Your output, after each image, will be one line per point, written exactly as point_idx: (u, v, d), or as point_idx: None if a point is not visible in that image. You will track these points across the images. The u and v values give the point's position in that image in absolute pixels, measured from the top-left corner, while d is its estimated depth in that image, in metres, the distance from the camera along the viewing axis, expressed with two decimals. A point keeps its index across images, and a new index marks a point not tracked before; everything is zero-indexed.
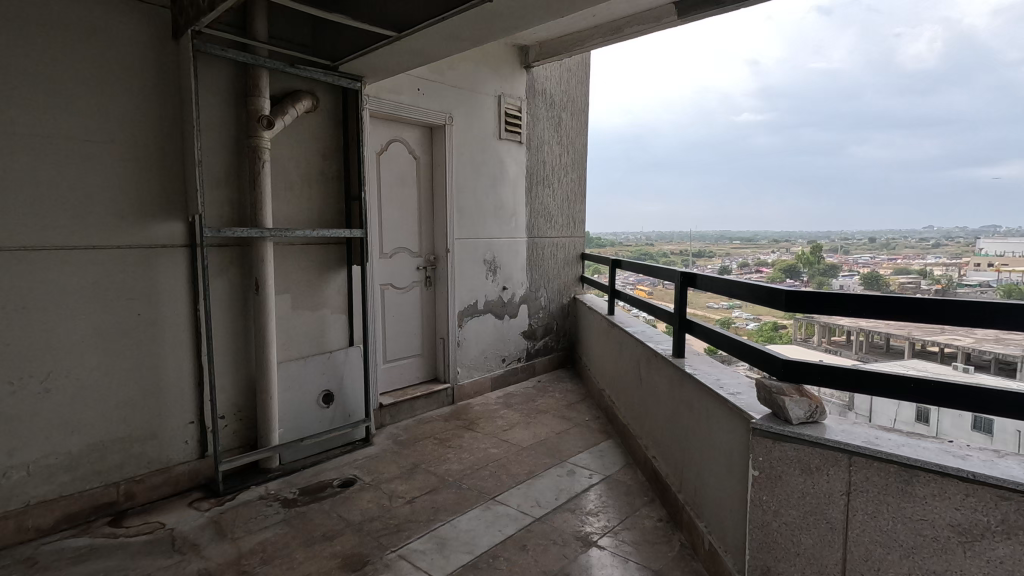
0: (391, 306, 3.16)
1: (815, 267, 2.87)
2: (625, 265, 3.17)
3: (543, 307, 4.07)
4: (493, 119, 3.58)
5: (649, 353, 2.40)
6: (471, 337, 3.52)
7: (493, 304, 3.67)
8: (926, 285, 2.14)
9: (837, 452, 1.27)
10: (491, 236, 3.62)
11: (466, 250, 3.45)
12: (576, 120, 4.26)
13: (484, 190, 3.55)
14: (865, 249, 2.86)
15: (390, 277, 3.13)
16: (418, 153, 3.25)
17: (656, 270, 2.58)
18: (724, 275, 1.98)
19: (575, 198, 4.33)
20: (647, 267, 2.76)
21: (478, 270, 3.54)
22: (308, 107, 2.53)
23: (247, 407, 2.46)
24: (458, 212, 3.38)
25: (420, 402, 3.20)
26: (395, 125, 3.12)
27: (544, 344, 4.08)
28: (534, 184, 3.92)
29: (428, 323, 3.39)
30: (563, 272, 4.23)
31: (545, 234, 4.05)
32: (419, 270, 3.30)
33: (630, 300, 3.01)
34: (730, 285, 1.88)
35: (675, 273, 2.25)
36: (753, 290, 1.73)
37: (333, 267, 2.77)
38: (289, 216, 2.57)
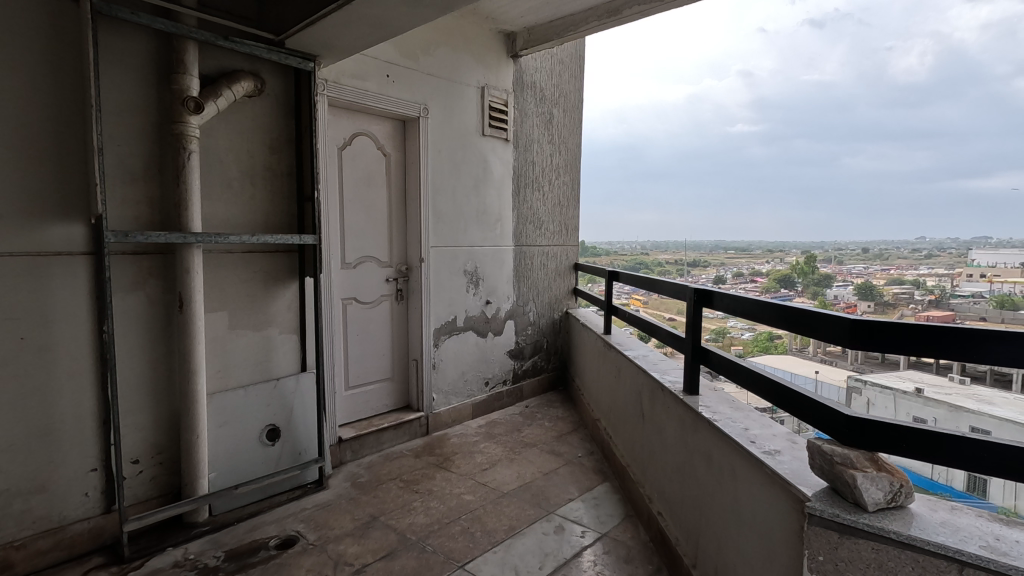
0: (354, 323, 2.75)
1: (809, 275, 2.81)
2: (623, 278, 2.77)
3: (532, 323, 3.67)
4: (476, 113, 3.19)
5: (654, 385, 2.00)
6: (449, 357, 3.11)
7: (475, 320, 3.26)
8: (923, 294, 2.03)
9: (941, 561, 0.86)
10: (472, 244, 3.21)
11: (443, 260, 3.05)
12: (570, 117, 3.87)
13: (464, 192, 3.15)
14: (858, 261, 2.78)
15: (353, 290, 2.73)
16: (388, 149, 2.87)
17: (660, 284, 2.20)
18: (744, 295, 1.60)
19: (569, 203, 3.94)
20: (648, 280, 2.37)
21: (457, 282, 3.14)
22: (249, 90, 2.13)
23: (170, 448, 2.04)
24: (434, 216, 2.98)
25: (387, 435, 2.79)
26: (359, 116, 2.73)
27: (532, 364, 3.67)
28: (522, 186, 3.53)
29: (399, 342, 2.99)
30: (554, 284, 3.83)
31: (535, 242, 3.65)
32: (388, 282, 2.90)
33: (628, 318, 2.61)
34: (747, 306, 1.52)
35: (683, 289, 1.86)
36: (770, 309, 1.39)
37: (283, 279, 2.37)
38: (226, 219, 2.16)
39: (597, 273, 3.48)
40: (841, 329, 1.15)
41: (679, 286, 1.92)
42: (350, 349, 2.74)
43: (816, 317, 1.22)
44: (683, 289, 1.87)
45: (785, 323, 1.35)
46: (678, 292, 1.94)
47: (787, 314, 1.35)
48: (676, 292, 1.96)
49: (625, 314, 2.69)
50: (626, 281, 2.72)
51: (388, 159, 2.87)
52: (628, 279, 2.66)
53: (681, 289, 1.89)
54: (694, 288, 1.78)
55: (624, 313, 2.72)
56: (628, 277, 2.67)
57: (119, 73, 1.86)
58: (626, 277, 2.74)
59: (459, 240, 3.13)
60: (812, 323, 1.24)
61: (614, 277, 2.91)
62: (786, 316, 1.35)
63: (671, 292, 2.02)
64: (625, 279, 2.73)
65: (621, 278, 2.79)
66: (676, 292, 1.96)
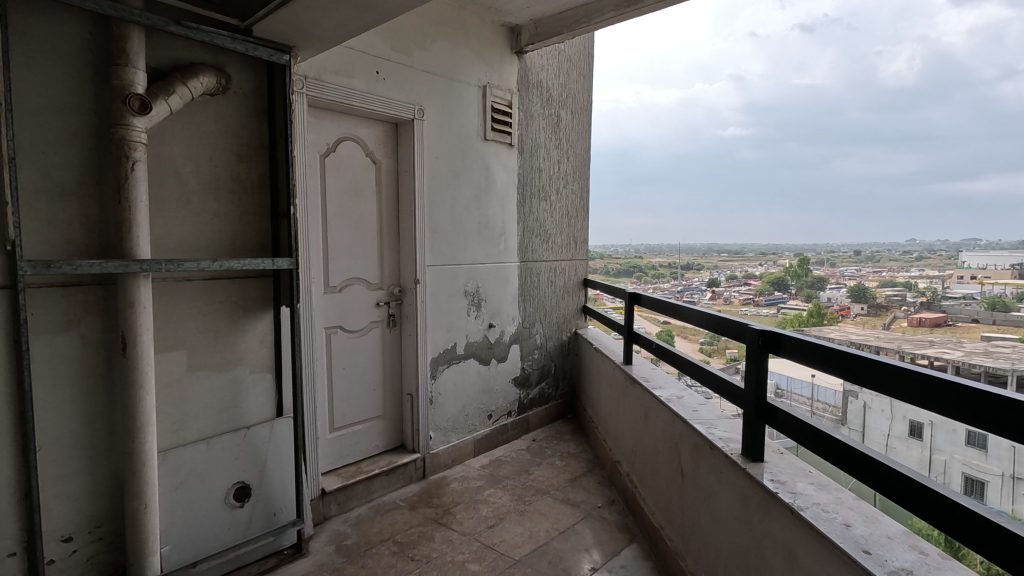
0: (340, 355, 2.40)
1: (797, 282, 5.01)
2: (648, 302, 2.43)
3: (539, 347, 3.33)
4: (477, 115, 2.85)
5: (699, 440, 1.67)
6: (448, 390, 2.77)
7: (477, 346, 2.92)
8: (916, 299, 3.64)
9: None
10: (472, 262, 2.87)
11: (442, 280, 2.70)
12: (579, 120, 3.55)
13: (463, 204, 2.80)
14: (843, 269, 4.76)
15: (339, 318, 2.39)
16: (379, 157, 2.53)
17: (703, 315, 1.87)
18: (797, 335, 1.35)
19: (578, 213, 3.61)
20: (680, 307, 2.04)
21: (456, 304, 2.79)
22: (209, 86, 1.78)
23: (113, 518, 1.69)
24: (430, 232, 2.64)
25: (379, 482, 2.45)
26: (345, 119, 2.39)
27: (540, 392, 3.34)
28: (527, 196, 3.19)
29: (392, 374, 2.65)
30: (562, 303, 3.50)
31: (541, 257, 3.32)
32: (379, 307, 2.56)
33: (657, 350, 2.27)
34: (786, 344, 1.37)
35: (740, 326, 1.54)
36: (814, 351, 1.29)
37: (255, 309, 2.01)
38: (185, 241, 1.81)
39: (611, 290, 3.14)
40: (920, 389, 1.01)
41: (733, 323, 1.59)
42: (335, 385, 2.39)
43: (891, 371, 1.07)
44: (740, 327, 1.55)
45: (851, 374, 1.19)
46: (732, 330, 1.61)
47: (848, 361, 1.20)
48: (729, 329, 1.63)
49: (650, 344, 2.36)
50: (652, 306, 2.39)
51: (378, 167, 2.53)
52: (656, 304, 2.33)
53: (739, 327, 1.56)
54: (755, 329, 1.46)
55: (649, 342, 2.38)
56: (657, 301, 2.34)
57: (45, 64, 1.51)
58: (651, 302, 2.40)
59: (458, 258, 2.78)
60: (884, 376, 1.09)
61: (636, 300, 2.56)
62: (849, 364, 1.20)
63: (722, 328, 1.69)
64: (651, 304, 2.39)
65: (646, 303, 2.45)
66: (728, 329, 1.63)
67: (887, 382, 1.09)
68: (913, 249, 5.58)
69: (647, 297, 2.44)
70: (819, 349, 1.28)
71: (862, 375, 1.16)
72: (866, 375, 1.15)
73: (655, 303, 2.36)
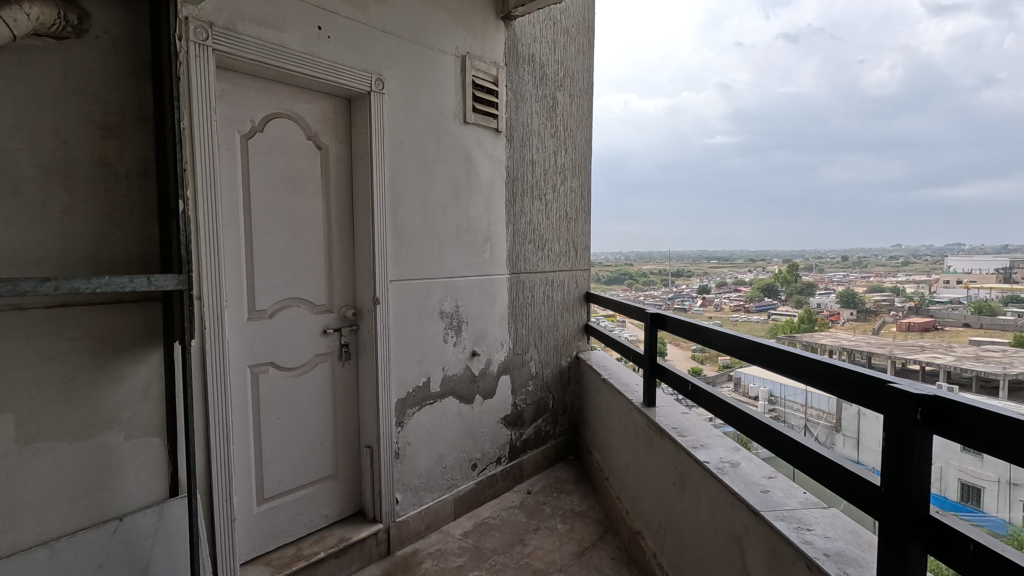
0: (272, 401, 1.81)
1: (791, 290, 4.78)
2: (680, 327, 1.88)
3: (534, 377, 2.75)
4: (455, 92, 2.28)
5: (782, 548, 1.09)
6: (420, 438, 2.18)
7: (457, 381, 2.34)
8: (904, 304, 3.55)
9: None
10: (447, 275, 2.28)
11: (410, 299, 2.12)
12: (579, 105, 2.99)
13: (436, 202, 2.23)
14: (846, 272, 4.45)
15: (271, 352, 1.80)
16: (324, 140, 1.95)
17: (757, 347, 1.41)
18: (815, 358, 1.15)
19: (579, 215, 3.03)
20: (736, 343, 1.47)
21: (428, 327, 2.20)
22: (39, 21, 1.18)
23: None
24: (392, 237, 2.04)
25: (326, 567, 1.85)
26: (277, 89, 1.81)
27: (535, 431, 2.76)
28: (517, 193, 2.62)
29: (346, 421, 2.05)
30: (561, 323, 2.92)
31: (536, 267, 2.74)
32: (327, 336, 1.97)
33: (693, 391, 1.72)
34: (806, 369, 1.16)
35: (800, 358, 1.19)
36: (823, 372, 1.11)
37: (132, 346, 1.42)
38: (13, 252, 1.22)
39: (619, 307, 2.55)
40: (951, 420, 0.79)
41: (802, 358, 1.19)
42: (265, 443, 1.79)
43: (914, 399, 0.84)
44: (810, 363, 1.17)
45: (847, 389, 1.03)
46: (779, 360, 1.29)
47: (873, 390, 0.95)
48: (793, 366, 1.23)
49: (683, 383, 1.79)
50: (687, 334, 1.83)
51: (325, 155, 1.96)
52: (695, 330, 1.77)
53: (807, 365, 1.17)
54: (827, 364, 1.10)
55: (683, 380, 1.81)
56: (697, 328, 1.78)
57: None
58: (684, 327, 1.85)
59: (429, 270, 2.20)
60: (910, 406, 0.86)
61: (658, 323, 1.99)
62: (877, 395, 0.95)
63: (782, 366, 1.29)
64: (683, 331, 1.85)
65: (676, 328, 1.91)
66: (790, 365, 1.25)
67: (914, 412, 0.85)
68: (909, 253, 5.27)
69: (676, 320, 1.89)
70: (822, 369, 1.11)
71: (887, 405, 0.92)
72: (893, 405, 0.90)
73: (693, 329, 1.80)
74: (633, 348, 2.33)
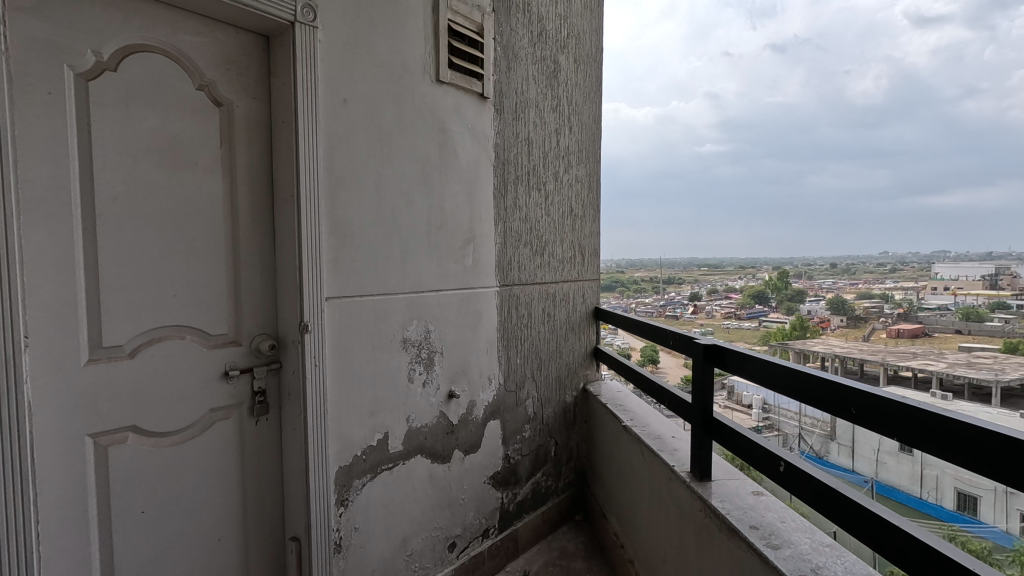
0: (133, 486, 1.18)
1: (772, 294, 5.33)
2: (749, 368, 1.27)
3: (531, 419, 2.13)
4: (423, 39, 1.67)
5: None
6: (373, 520, 1.55)
7: (429, 433, 1.71)
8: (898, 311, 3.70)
9: None
10: (410, 288, 1.65)
11: (358, 324, 1.49)
12: (585, 74, 2.39)
13: (397, 186, 1.60)
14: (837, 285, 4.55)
15: (133, 410, 1.17)
16: (226, 94, 1.33)
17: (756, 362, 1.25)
18: (825, 380, 1.04)
19: (586, 211, 2.42)
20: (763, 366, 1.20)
21: (384, 361, 1.57)
22: None
23: None
24: (329, 234, 1.41)
25: None
26: (145, 7, 1.18)
27: (532, 489, 2.14)
28: (510, 180, 2.01)
29: (262, 502, 1.42)
30: (564, 347, 2.30)
31: (533, 276, 2.12)
32: (230, 381, 1.34)
33: (792, 471, 1.09)
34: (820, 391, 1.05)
35: (815, 380, 1.06)
36: (836, 397, 1.01)
37: None
38: None
39: (640, 329, 1.93)
40: (988, 450, 0.74)
41: (818, 380, 1.05)
42: (119, 553, 1.16)
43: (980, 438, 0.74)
44: (826, 385, 1.04)
45: (868, 417, 0.95)
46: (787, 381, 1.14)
47: (902, 420, 0.87)
48: (808, 392, 1.09)
49: (772, 458, 1.16)
50: (762, 379, 1.22)
51: (228, 113, 1.34)
52: (782, 377, 1.16)
53: (824, 388, 1.04)
54: (843, 388, 0.99)
55: (769, 452, 1.16)
56: (777, 370, 1.17)
57: None
58: (756, 368, 1.24)
59: (384, 281, 1.56)
60: (959, 439, 0.78)
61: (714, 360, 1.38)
62: (916, 426, 0.85)
63: (797, 393, 1.13)
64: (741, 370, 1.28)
65: (741, 369, 1.30)
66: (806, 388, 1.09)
67: (952, 441, 0.79)
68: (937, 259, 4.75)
69: (742, 356, 1.28)
70: (837, 392, 1.01)
71: (922, 438, 0.84)
72: (931, 437, 0.82)
73: (760, 370, 1.25)
74: (665, 387, 1.70)
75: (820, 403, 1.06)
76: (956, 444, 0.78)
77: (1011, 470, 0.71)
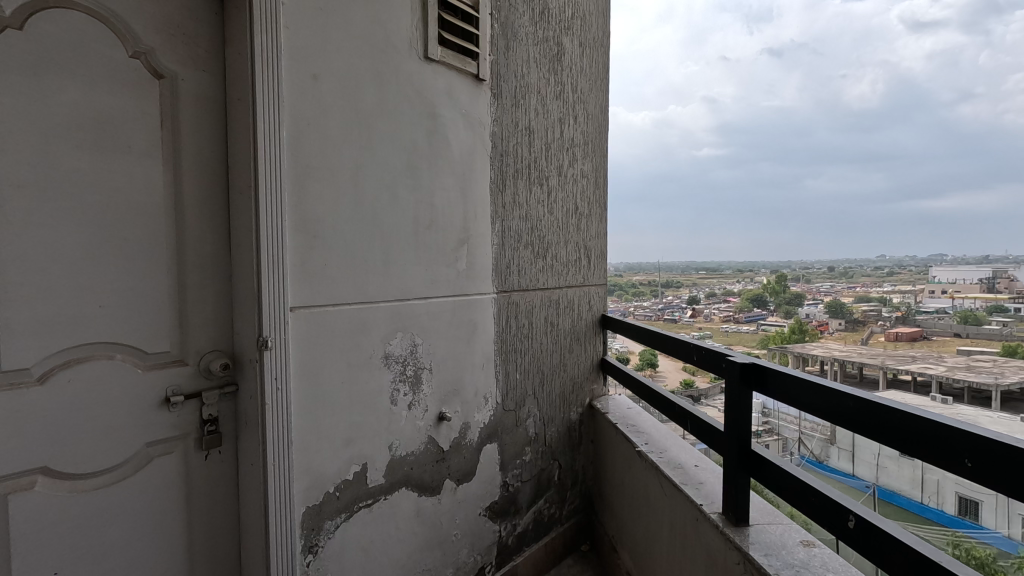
0: (43, 542, 0.95)
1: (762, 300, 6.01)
2: (801, 394, 1.04)
3: (533, 440, 1.92)
4: (410, 9, 1.45)
5: None
6: (349, 567, 1.32)
7: (416, 463, 1.49)
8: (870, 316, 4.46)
9: None
10: (394, 295, 1.42)
11: (330, 338, 1.27)
12: (591, 59, 2.17)
13: (378, 178, 1.38)
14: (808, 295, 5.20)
15: (44, 448, 0.94)
16: (169, 64, 1.11)
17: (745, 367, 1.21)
18: (812, 383, 1.00)
19: (593, 210, 2.21)
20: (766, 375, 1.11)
21: (363, 381, 1.35)
22: None
23: None
24: (294, 232, 1.20)
25: None
26: None
27: (533, 518, 1.92)
28: (508, 173, 1.79)
29: (213, 552, 1.19)
30: (568, 360, 2.07)
31: (535, 281, 1.91)
32: (175, 409, 1.12)
33: (865, 528, 0.86)
34: (809, 395, 1.01)
35: (880, 407, 0.85)
36: (823, 400, 0.98)
37: None
38: None
39: (655, 340, 1.71)
40: (970, 453, 0.71)
41: (805, 384, 1.02)
42: None
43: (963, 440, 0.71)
44: (813, 388, 1.00)
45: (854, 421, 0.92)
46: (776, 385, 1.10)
47: (887, 423, 0.84)
48: (871, 421, 0.88)
49: (838, 510, 0.92)
50: (820, 412, 0.99)
51: (171, 87, 1.11)
52: (849, 412, 0.92)
53: (895, 421, 0.83)
54: (830, 392, 0.96)
55: (830, 501, 0.94)
56: (842, 402, 0.93)
57: None
58: (811, 397, 1.01)
59: (362, 287, 1.34)
60: (941, 441, 0.75)
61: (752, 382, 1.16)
62: (899, 428, 0.82)
63: (858, 425, 0.91)
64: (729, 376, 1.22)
65: (788, 396, 1.07)
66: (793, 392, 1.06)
67: (992, 471, 0.68)
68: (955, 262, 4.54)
69: (790, 380, 1.05)
70: (824, 396, 0.97)
71: (906, 441, 0.81)
72: (914, 440, 0.79)
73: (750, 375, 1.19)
74: (688, 409, 1.48)
75: (889, 436, 0.85)
76: (956, 454, 0.73)
77: (993, 473, 0.68)
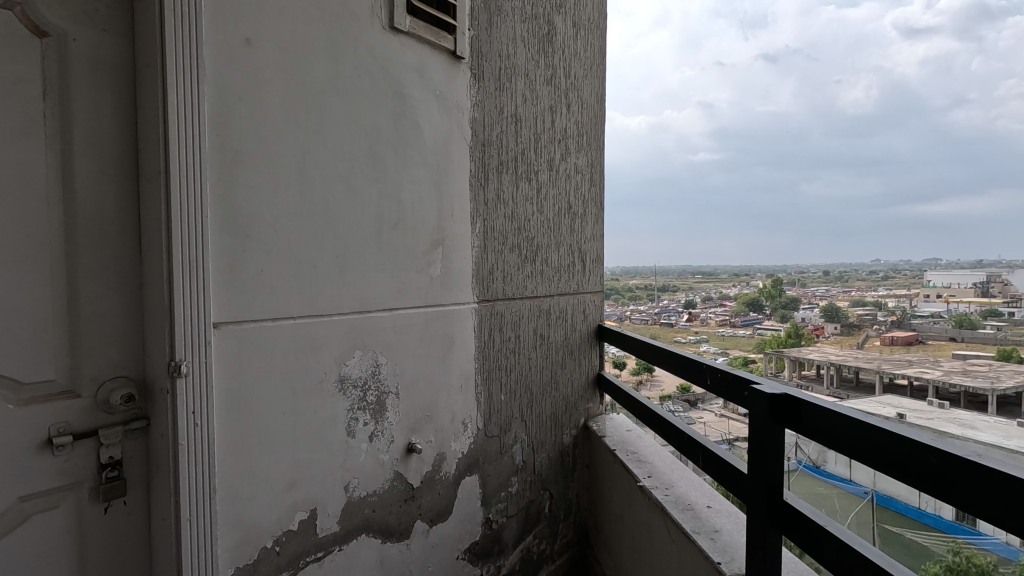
0: None
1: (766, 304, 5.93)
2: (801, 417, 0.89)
3: (520, 468, 1.69)
4: None
5: None
6: None
7: (379, 504, 1.27)
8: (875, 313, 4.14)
9: None
10: (350, 307, 1.20)
11: (268, 359, 1.05)
12: (585, 42, 1.96)
13: (331, 168, 1.16)
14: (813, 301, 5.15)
15: None
16: (54, 20, 0.88)
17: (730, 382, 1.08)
18: (801, 401, 0.88)
19: (589, 210, 1.99)
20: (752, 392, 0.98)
21: (311, 411, 1.12)
22: None
23: None
24: (220, 230, 0.97)
25: None
26: None
27: (520, 557, 1.69)
28: (491, 166, 1.57)
29: None
30: (561, 377, 1.85)
31: (523, 289, 1.68)
32: (62, 452, 0.88)
33: None
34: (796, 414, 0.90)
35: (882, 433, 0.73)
36: (813, 422, 0.86)
37: None
38: None
39: (659, 358, 1.49)
40: (988, 490, 0.60)
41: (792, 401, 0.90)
42: None
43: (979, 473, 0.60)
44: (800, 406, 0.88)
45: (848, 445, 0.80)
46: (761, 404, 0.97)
47: (886, 449, 0.73)
48: (952, 474, 0.63)
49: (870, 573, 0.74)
50: (844, 450, 0.80)
51: (58, 49, 0.89)
52: (935, 474, 0.66)
53: (954, 464, 0.63)
54: (818, 412, 0.84)
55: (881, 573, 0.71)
56: (921, 458, 0.67)
57: None
58: (852, 439, 0.79)
59: (309, 297, 1.12)
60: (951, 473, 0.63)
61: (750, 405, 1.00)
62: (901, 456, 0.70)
63: (930, 479, 0.67)
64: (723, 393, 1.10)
65: (818, 435, 0.85)
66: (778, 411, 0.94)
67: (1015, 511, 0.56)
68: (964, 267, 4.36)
69: (805, 409, 0.87)
70: (814, 417, 0.86)
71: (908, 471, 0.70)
72: (918, 471, 0.68)
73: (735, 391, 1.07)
74: (699, 440, 1.25)
75: (947, 484, 0.64)
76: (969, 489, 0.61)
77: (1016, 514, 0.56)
